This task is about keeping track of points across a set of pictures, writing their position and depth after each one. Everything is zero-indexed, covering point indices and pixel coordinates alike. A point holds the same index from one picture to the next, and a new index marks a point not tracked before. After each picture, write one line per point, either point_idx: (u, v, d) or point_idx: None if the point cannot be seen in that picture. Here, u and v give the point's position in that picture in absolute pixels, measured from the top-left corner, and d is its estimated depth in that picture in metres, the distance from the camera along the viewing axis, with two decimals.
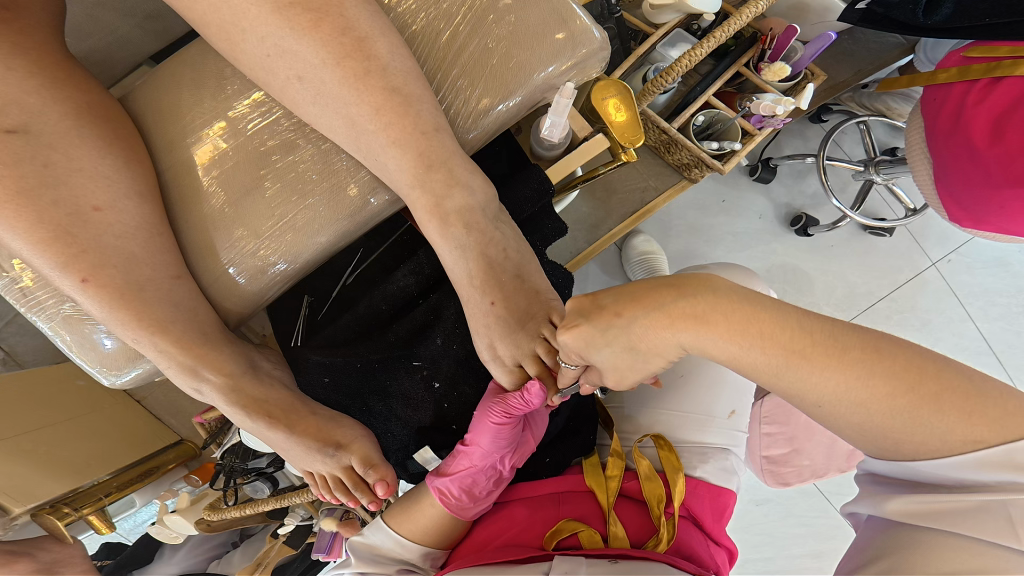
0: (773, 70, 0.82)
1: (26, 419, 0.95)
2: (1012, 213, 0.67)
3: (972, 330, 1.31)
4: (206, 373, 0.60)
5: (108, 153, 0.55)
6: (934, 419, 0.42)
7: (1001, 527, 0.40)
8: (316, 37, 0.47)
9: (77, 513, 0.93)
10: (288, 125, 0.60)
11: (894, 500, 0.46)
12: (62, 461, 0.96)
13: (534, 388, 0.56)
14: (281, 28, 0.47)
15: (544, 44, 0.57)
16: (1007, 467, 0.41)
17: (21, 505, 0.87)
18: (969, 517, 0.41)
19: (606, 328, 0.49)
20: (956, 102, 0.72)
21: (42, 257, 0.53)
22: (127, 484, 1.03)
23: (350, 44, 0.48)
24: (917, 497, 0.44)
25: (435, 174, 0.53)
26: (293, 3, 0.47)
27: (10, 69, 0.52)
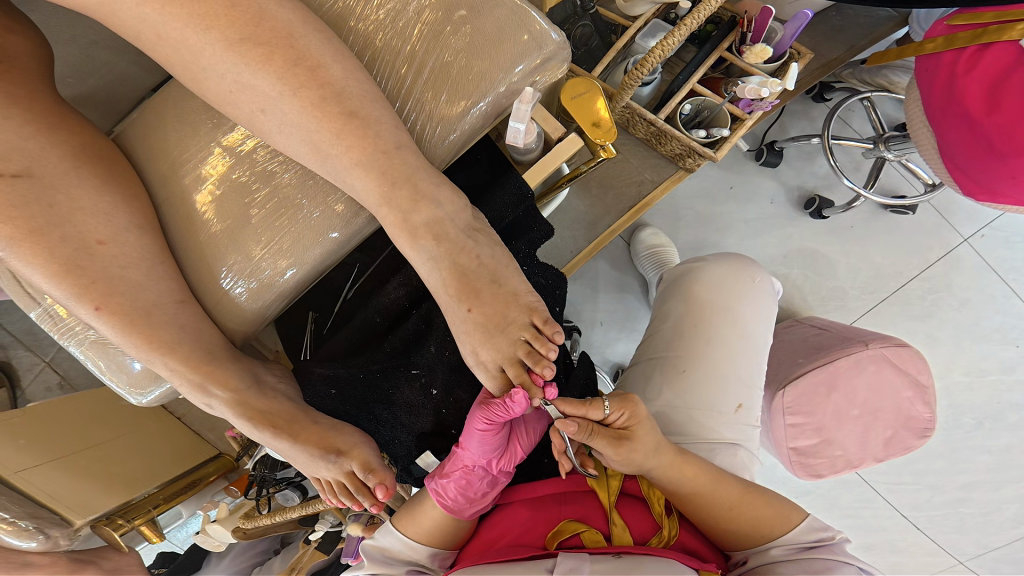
0: (755, 52, 0.81)
1: (78, 437, 1.03)
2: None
3: (1018, 306, 1.23)
4: (214, 389, 0.64)
5: (107, 190, 0.60)
6: (766, 508, 0.70)
7: (824, 556, 0.67)
8: (271, 69, 0.50)
9: (130, 523, 0.99)
10: (266, 153, 0.64)
11: (776, 547, 0.69)
12: (113, 475, 1.04)
13: (517, 396, 0.56)
14: (235, 64, 0.50)
15: (501, 52, 0.58)
16: (817, 526, 0.70)
17: (82, 518, 0.94)
18: (815, 552, 0.68)
19: (627, 449, 0.62)
20: (946, 72, 0.69)
21: (59, 290, 0.58)
22: (174, 496, 1.09)
23: (303, 74, 0.51)
24: (787, 546, 0.69)
25: (401, 190, 0.55)
26: (244, 39, 0.50)
27: (15, 122, 0.58)
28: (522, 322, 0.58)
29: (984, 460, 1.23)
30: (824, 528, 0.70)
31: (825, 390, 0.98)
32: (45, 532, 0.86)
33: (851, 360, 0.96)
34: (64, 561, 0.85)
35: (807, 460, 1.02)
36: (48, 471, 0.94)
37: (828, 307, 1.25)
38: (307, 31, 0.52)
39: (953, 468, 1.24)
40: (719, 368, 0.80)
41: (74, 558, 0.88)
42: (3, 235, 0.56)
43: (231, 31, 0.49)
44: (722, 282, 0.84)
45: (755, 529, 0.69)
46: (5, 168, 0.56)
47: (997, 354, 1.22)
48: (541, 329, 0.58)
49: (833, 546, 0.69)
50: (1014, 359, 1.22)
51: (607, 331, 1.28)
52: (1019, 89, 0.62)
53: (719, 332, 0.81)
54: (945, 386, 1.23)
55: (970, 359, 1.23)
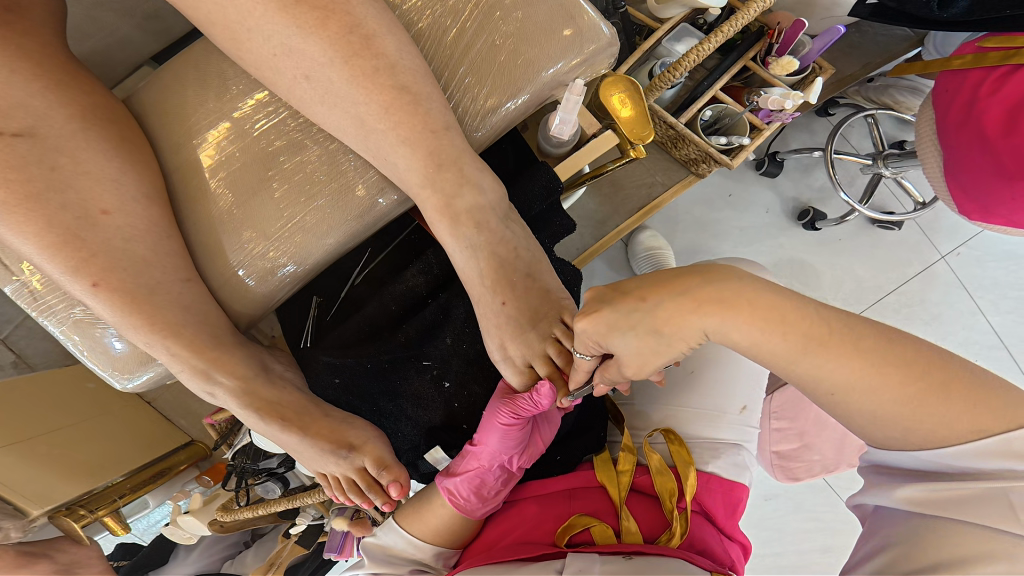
0: (780, 64, 0.82)
1: (36, 422, 0.94)
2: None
3: (982, 323, 1.29)
4: (219, 376, 0.60)
5: (115, 156, 0.55)
6: (940, 408, 0.43)
7: (1005, 513, 0.41)
8: (324, 35, 0.47)
9: (93, 514, 0.93)
10: (295, 125, 0.60)
11: (904, 488, 0.47)
12: (75, 462, 0.96)
13: (544, 389, 0.55)
14: (287, 26, 0.46)
15: (552, 42, 0.56)
16: (1006, 455, 0.42)
17: (39, 507, 0.87)
18: (979, 505, 0.42)
19: (629, 312, 0.49)
20: (968, 93, 0.71)
21: (53, 262, 0.52)
22: (141, 485, 1.03)
23: (358, 43, 0.48)
24: (923, 485, 0.46)
25: (446, 173, 0.52)
26: (299, 2, 0.46)
27: (15, 71, 0.52)
28: (553, 317, 0.57)
29: None
30: (1019, 458, 0.42)
31: None
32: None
33: None
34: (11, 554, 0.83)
35: (788, 464, 0.97)
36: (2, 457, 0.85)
37: None
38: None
39: None
40: (725, 368, 0.82)
41: (23, 550, 0.85)
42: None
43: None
44: None
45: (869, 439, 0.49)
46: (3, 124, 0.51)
47: None
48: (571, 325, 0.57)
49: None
50: None
51: None
52: None
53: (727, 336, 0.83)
54: None
55: None
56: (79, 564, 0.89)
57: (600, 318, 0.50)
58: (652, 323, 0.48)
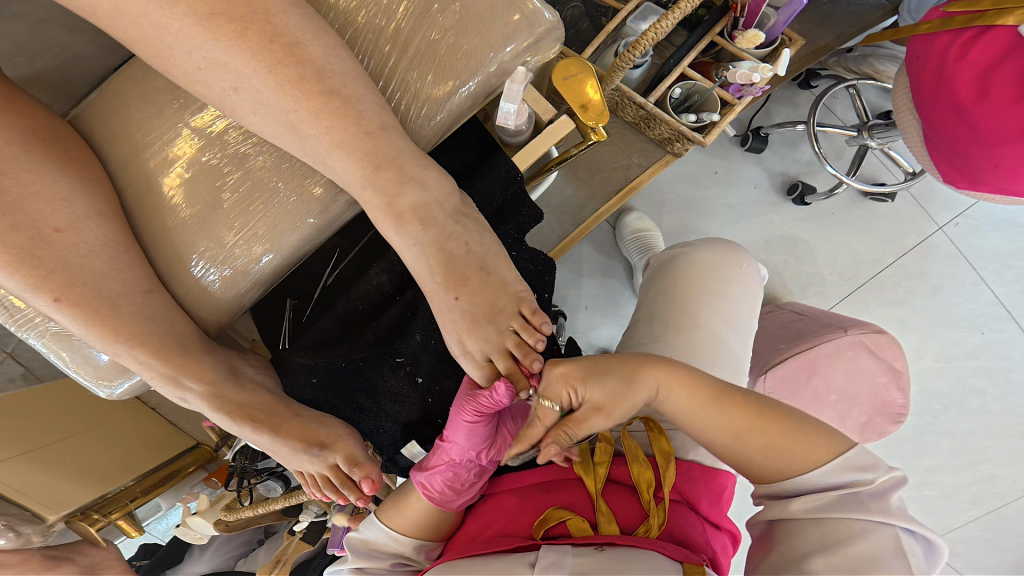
0: (747, 38, 0.80)
1: (48, 428, 0.96)
2: (1009, 171, 0.64)
3: (986, 294, 1.26)
4: (189, 382, 0.61)
5: (62, 175, 0.56)
6: (769, 436, 0.53)
7: (863, 508, 0.49)
8: (243, 46, 0.48)
9: (106, 518, 0.96)
10: (238, 135, 0.60)
11: (797, 498, 0.52)
12: (86, 467, 0.99)
13: (501, 388, 0.56)
14: (205, 40, 0.47)
15: (493, 29, 0.57)
16: (847, 466, 0.51)
17: (55, 513, 0.90)
18: (842, 508, 0.50)
19: None
20: (937, 59, 0.69)
21: (13, 280, 0.54)
22: (151, 488, 1.05)
23: (280, 51, 0.48)
24: (803, 498, 0.52)
25: (385, 173, 0.53)
26: (215, 14, 0.47)
27: None
28: (510, 312, 0.57)
29: (948, 444, 1.25)
30: (860, 469, 0.51)
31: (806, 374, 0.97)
32: (15, 530, 0.83)
33: (832, 346, 0.96)
34: (36, 559, 0.83)
35: None
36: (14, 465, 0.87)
37: (807, 293, 1.26)
38: (285, 6, 0.49)
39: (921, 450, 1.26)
40: (713, 354, 0.77)
41: (48, 555, 0.86)
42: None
43: (200, 6, 0.47)
44: (710, 265, 0.82)
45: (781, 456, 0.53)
46: None
47: (964, 341, 1.25)
48: (529, 319, 0.57)
49: (870, 497, 0.50)
50: (979, 346, 1.24)
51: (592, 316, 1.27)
52: (1008, 78, 0.62)
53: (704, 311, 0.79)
54: (914, 371, 1.25)
55: (939, 346, 1.25)
56: (100, 565, 0.91)
57: (575, 365, 0.55)
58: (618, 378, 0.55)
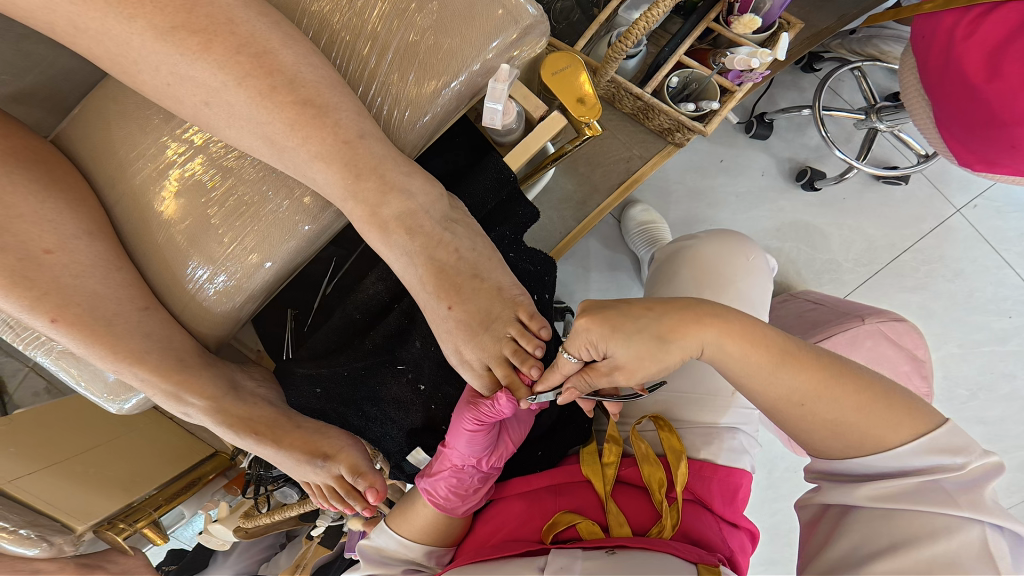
0: (744, 22, 0.77)
1: (69, 444, 0.98)
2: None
3: (1011, 277, 1.20)
4: (190, 398, 0.61)
5: (48, 197, 0.56)
6: (840, 403, 0.48)
7: (944, 498, 0.45)
8: (209, 59, 0.47)
9: (133, 526, 0.96)
10: (221, 149, 0.60)
11: (862, 486, 0.48)
12: (108, 479, 1.00)
13: (502, 399, 0.56)
14: (169, 54, 0.47)
15: (475, 26, 0.56)
16: (935, 450, 0.47)
17: (82, 522, 0.92)
18: (924, 500, 0.45)
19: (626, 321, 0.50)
20: (944, 37, 0.65)
21: (10, 303, 0.54)
22: (175, 496, 1.05)
23: (247, 61, 0.48)
24: (878, 482, 0.48)
25: (366, 182, 0.52)
26: (177, 27, 0.46)
27: None
28: (507, 318, 0.55)
29: (978, 431, 1.20)
30: (948, 451, 0.47)
31: None
32: (48, 539, 0.84)
33: (848, 336, 0.92)
34: (71, 566, 0.88)
35: None
36: (40, 479, 0.90)
37: (822, 280, 1.22)
38: (251, 16, 0.49)
39: None
40: None
41: (82, 563, 0.90)
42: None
43: (160, 19, 0.46)
44: (716, 258, 0.80)
45: (839, 426, 0.49)
46: None
47: (991, 325, 1.20)
48: (527, 325, 0.55)
49: (958, 486, 0.45)
50: (1006, 330, 1.19)
51: None
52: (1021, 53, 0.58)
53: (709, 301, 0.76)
54: (937, 358, 1.20)
55: (964, 331, 1.20)
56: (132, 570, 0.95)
57: (604, 317, 0.50)
58: (657, 329, 0.50)
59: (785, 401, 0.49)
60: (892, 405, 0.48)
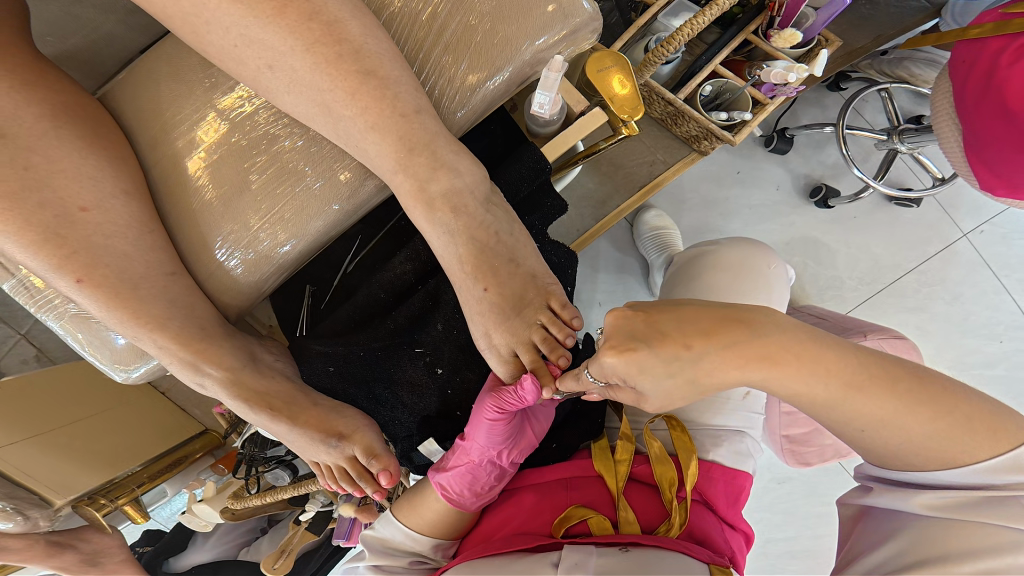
0: (784, 36, 0.79)
1: (58, 414, 0.95)
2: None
3: (1008, 303, 1.23)
4: (207, 368, 0.60)
5: (89, 153, 0.55)
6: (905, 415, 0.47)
7: (1016, 514, 0.46)
8: (282, 24, 0.48)
9: (113, 504, 0.93)
10: (267, 117, 0.59)
11: (924, 494, 0.49)
12: (97, 453, 0.98)
13: (527, 383, 0.54)
14: (244, 17, 0.47)
15: (531, 17, 0.57)
16: (1016, 468, 0.46)
17: (62, 497, 0.90)
18: (987, 510, 0.47)
19: (671, 359, 0.47)
20: (988, 61, 0.67)
21: (37, 259, 0.53)
22: (159, 473, 1.03)
23: (319, 30, 0.48)
24: (942, 492, 0.49)
25: (418, 157, 0.53)
26: None
27: None
28: (539, 305, 0.57)
29: None
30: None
31: None
32: (23, 514, 0.82)
33: None
34: (41, 546, 0.84)
35: (800, 448, 0.95)
36: (24, 449, 0.86)
37: (825, 296, 1.24)
38: None
39: None
40: None
41: (53, 541, 0.87)
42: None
43: None
44: (737, 264, 0.81)
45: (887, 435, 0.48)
46: None
47: (981, 349, 1.22)
48: (558, 314, 0.57)
49: None
50: (996, 355, 1.22)
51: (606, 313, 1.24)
52: None
53: None
54: None
55: (958, 353, 1.22)
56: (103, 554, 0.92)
57: (636, 359, 0.47)
58: (691, 373, 0.48)
59: (824, 410, 0.49)
60: (968, 423, 0.47)
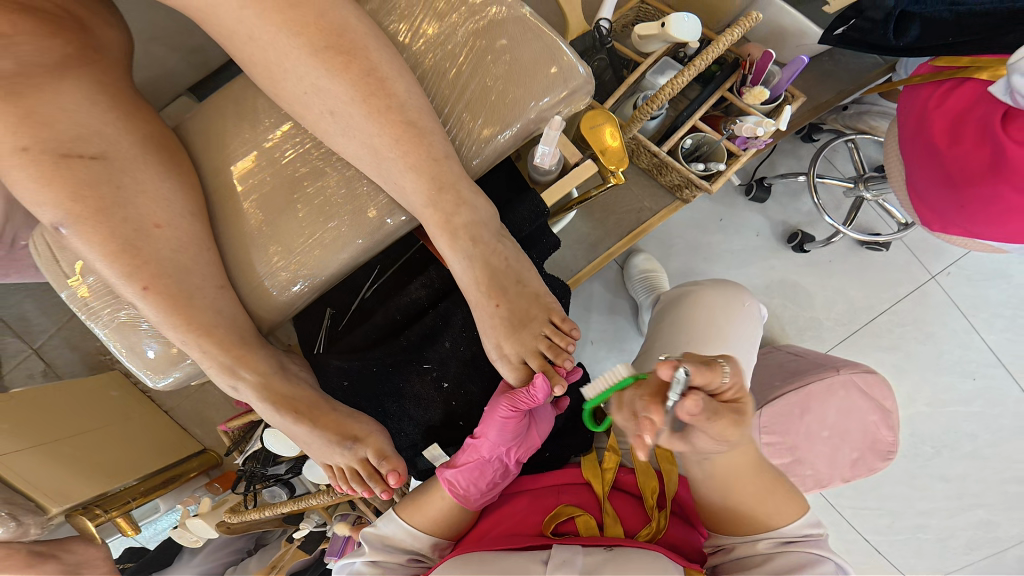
0: (753, 94, 0.91)
1: (62, 427, 1.02)
2: (972, 212, 0.74)
3: (978, 342, 1.33)
4: (243, 372, 0.67)
5: (168, 177, 0.65)
6: None
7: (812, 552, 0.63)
8: (347, 77, 0.59)
9: (106, 514, 1.00)
10: (318, 153, 0.70)
11: (762, 541, 0.64)
12: (95, 466, 1.04)
13: (540, 382, 0.65)
14: (316, 68, 0.58)
15: (538, 79, 0.69)
16: (808, 523, 0.65)
17: (57, 505, 0.92)
18: (798, 547, 0.63)
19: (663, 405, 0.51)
20: (919, 108, 0.80)
21: (113, 268, 0.61)
22: (153, 489, 1.11)
23: (374, 84, 0.60)
24: (771, 539, 0.64)
25: (446, 195, 0.64)
26: (328, 49, 0.58)
27: (96, 102, 0.63)
28: (542, 319, 0.68)
29: (941, 488, 1.32)
30: (815, 523, 0.65)
31: (799, 410, 1.03)
32: (16, 519, 0.85)
33: (824, 384, 1.02)
34: (21, 554, 0.84)
35: None
36: (25, 457, 0.92)
37: (804, 336, 1.34)
38: (379, 47, 0.61)
39: (912, 494, 1.32)
40: None
41: (34, 551, 0.86)
42: (70, 212, 0.60)
43: (317, 40, 0.58)
44: (717, 307, 0.90)
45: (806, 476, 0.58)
46: (84, 150, 0.61)
47: (956, 386, 1.32)
48: (559, 326, 0.68)
49: (820, 543, 0.64)
50: (970, 391, 1.31)
51: (597, 349, 1.34)
52: (976, 122, 0.73)
53: (707, 346, 0.86)
54: (907, 415, 1.32)
55: (934, 391, 1.32)
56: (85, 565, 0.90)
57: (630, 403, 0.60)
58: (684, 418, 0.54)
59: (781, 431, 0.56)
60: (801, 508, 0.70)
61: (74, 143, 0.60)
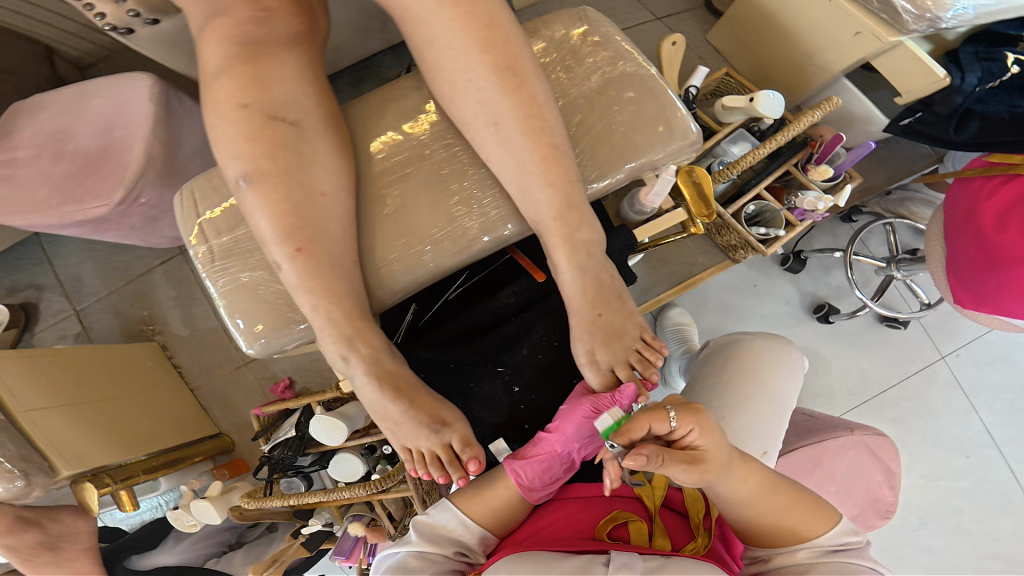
0: (818, 172, 1.04)
1: (90, 390, 1.06)
2: (1008, 293, 0.84)
3: (976, 422, 1.42)
4: (359, 344, 0.72)
5: (341, 153, 0.73)
6: None
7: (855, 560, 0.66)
8: (515, 95, 0.67)
9: (114, 484, 1.00)
10: (465, 155, 0.79)
11: (804, 550, 0.67)
12: (115, 434, 1.06)
13: (629, 389, 0.71)
14: (493, 84, 0.67)
15: (652, 131, 0.78)
16: (846, 531, 0.68)
17: (70, 468, 0.95)
18: (840, 557, 0.66)
19: None
20: (969, 198, 0.90)
21: (273, 227, 0.68)
22: (160, 467, 1.13)
23: (536, 106, 0.68)
24: (813, 547, 0.67)
25: (573, 212, 0.71)
26: (506, 71, 0.67)
27: (307, 78, 0.72)
28: (634, 335, 0.75)
29: (922, 558, 1.39)
30: (852, 531, 0.68)
31: (812, 464, 1.08)
32: (27, 478, 0.88)
33: (838, 442, 1.08)
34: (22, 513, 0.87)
35: None
36: (49, 416, 0.96)
37: (817, 401, 1.42)
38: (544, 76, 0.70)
39: (894, 561, 1.39)
40: (766, 404, 0.93)
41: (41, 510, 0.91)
42: (260, 168, 0.67)
43: (500, 61, 0.67)
44: (760, 353, 0.97)
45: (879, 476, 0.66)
46: (287, 115, 0.69)
47: (951, 461, 1.40)
48: (649, 342, 0.75)
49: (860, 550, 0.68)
50: (964, 467, 1.40)
51: None
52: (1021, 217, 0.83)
53: (749, 386, 0.94)
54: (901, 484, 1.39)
55: (929, 465, 1.40)
56: None
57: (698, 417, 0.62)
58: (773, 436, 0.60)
59: None
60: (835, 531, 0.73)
61: (279, 108, 0.68)
